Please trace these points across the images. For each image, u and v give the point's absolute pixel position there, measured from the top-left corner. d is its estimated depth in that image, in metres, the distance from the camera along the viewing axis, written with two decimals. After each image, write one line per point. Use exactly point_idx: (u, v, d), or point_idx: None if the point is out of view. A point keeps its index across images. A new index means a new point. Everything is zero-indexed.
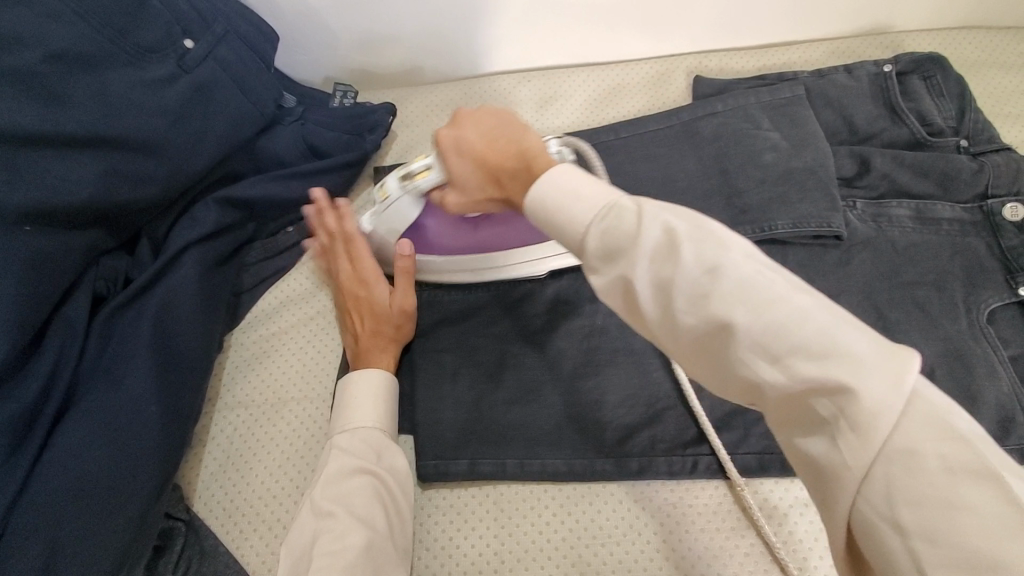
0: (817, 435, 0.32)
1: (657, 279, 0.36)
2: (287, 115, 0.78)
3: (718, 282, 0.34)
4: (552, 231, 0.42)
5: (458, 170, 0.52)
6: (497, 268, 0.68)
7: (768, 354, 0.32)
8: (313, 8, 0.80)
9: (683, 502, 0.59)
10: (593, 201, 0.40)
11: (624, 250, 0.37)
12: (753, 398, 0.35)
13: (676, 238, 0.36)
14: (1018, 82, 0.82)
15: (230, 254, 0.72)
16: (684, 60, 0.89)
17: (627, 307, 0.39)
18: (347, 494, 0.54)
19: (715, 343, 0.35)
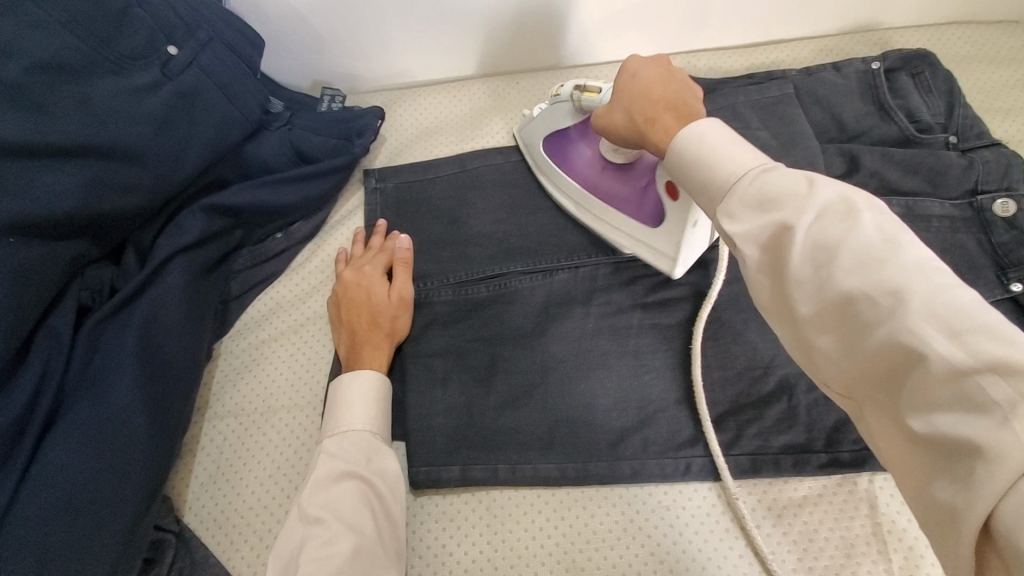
0: (974, 420, 0.27)
1: (814, 239, 0.34)
2: (275, 121, 0.77)
3: (900, 253, 0.32)
4: (699, 172, 0.42)
5: (619, 95, 0.54)
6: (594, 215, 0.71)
7: (942, 325, 0.29)
8: (300, 13, 0.79)
9: (677, 505, 0.59)
10: (755, 159, 0.40)
11: (785, 205, 0.36)
12: (891, 379, 0.31)
13: (855, 206, 0.34)
14: (1009, 77, 0.82)
15: (217, 261, 0.72)
16: (673, 61, 0.89)
17: (771, 265, 0.37)
18: (336, 497, 0.53)
19: (861, 306, 0.32)
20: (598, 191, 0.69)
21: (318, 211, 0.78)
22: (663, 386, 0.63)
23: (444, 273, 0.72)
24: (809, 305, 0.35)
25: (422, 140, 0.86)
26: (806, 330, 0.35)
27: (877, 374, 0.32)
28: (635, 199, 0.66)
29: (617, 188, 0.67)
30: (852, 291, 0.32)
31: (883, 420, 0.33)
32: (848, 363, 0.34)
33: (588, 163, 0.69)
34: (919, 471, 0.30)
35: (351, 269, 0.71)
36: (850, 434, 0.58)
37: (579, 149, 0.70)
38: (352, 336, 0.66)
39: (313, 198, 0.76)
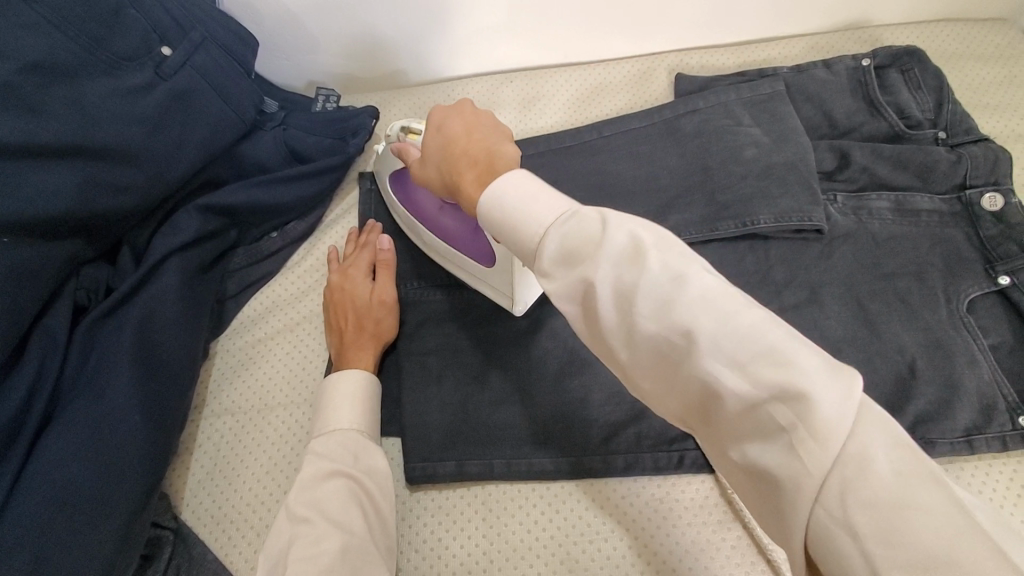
0: (769, 446, 0.31)
1: (621, 288, 0.35)
2: (269, 121, 0.78)
3: (684, 291, 0.34)
4: (506, 229, 0.41)
5: (428, 149, 0.54)
6: (439, 254, 0.70)
7: (729, 360, 0.32)
8: (293, 14, 0.80)
9: (670, 497, 0.59)
10: (551, 213, 0.39)
11: (586, 255, 0.37)
12: (706, 413, 0.35)
13: (642, 247, 0.35)
14: (996, 74, 0.83)
15: (213, 260, 0.72)
16: (666, 59, 0.89)
17: (586, 312, 0.38)
18: (324, 496, 0.52)
19: (670, 351, 0.34)
20: (439, 230, 0.68)
21: (313, 210, 0.79)
22: None
23: (439, 270, 0.72)
24: (628, 354, 0.37)
25: None
26: (634, 376, 0.37)
27: (696, 411, 0.35)
28: (466, 237, 0.66)
29: (450, 227, 0.67)
30: (658, 342, 0.35)
31: (710, 446, 0.37)
32: (670, 401, 0.37)
33: (428, 202, 0.69)
34: (749, 492, 0.35)
35: (338, 270, 0.71)
36: None
37: (416, 190, 0.70)
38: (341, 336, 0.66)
39: (307, 198, 0.77)
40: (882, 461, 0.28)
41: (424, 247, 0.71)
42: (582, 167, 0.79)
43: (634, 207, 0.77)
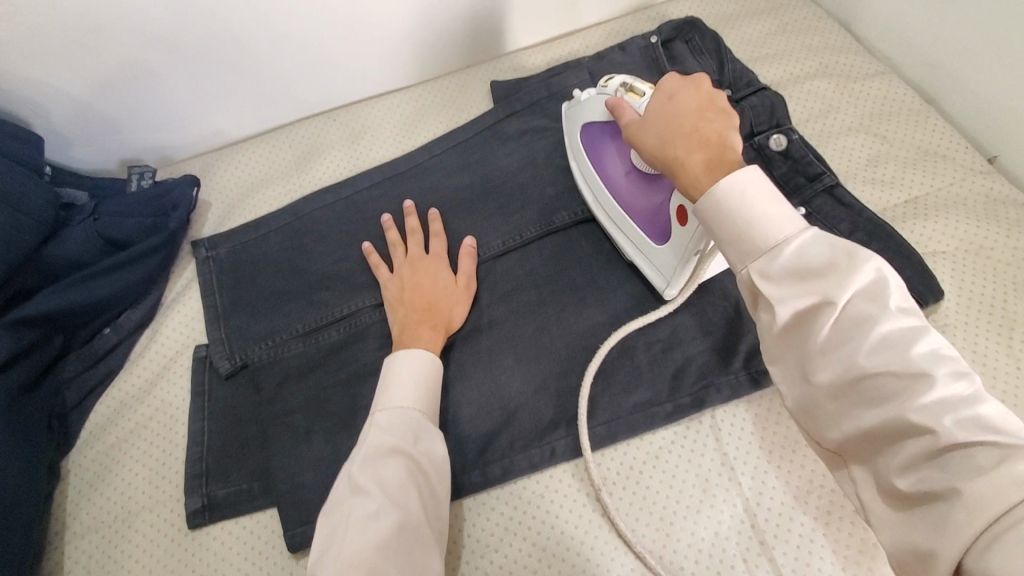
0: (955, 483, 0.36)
1: (841, 327, 0.41)
2: (78, 214, 0.73)
3: (919, 342, 0.39)
4: (736, 225, 0.46)
5: (648, 114, 0.54)
6: (612, 225, 0.70)
7: (943, 405, 0.37)
8: (83, 100, 0.77)
9: (549, 489, 0.61)
10: (797, 226, 0.45)
11: (822, 278, 0.42)
12: (886, 441, 0.40)
13: (886, 290, 0.41)
14: (771, 26, 0.91)
15: (39, 376, 0.67)
16: (481, 70, 0.92)
17: (793, 331, 0.44)
18: (384, 472, 0.51)
19: (880, 384, 0.40)
20: (617, 195, 0.68)
21: (147, 294, 0.75)
22: (519, 381, 0.65)
23: (292, 324, 0.71)
24: (829, 374, 0.42)
25: (251, 196, 0.84)
26: (816, 394, 0.43)
27: (877, 437, 0.41)
28: (645, 215, 0.66)
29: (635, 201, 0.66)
30: (865, 370, 0.40)
31: (873, 475, 0.42)
32: (846, 422, 0.42)
33: (616, 164, 0.68)
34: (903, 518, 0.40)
35: (406, 253, 0.72)
36: (686, 380, 0.63)
37: (608, 149, 0.69)
38: (410, 315, 0.66)
39: (136, 283, 0.73)
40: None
41: (597, 212, 0.71)
42: (419, 188, 0.79)
43: (476, 213, 0.76)
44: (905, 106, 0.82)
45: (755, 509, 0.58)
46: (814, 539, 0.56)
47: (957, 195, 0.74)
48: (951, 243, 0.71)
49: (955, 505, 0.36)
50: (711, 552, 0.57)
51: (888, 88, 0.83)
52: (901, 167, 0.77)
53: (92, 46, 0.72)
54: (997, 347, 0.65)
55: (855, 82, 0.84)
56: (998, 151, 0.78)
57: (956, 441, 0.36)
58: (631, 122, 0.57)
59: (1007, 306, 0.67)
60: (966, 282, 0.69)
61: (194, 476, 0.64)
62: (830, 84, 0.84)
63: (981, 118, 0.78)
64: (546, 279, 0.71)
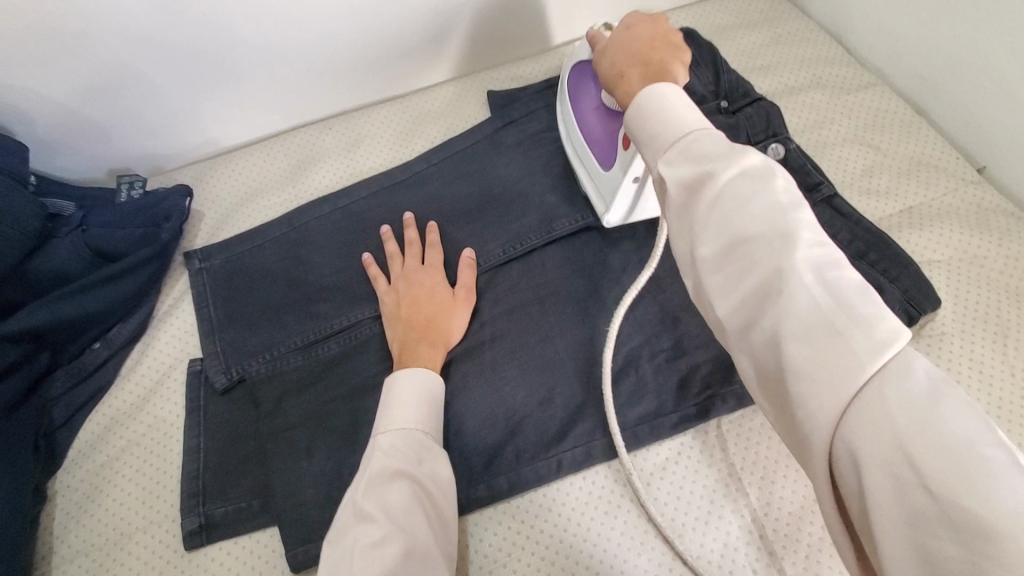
0: (817, 343, 0.34)
1: (728, 201, 0.39)
2: (64, 225, 0.71)
3: (796, 215, 0.37)
4: (653, 121, 0.44)
5: (609, 44, 0.54)
6: (573, 152, 0.74)
7: (815, 274, 0.36)
8: (70, 108, 0.75)
9: (557, 501, 0.61)
10: (700, 120, 0.43)
11: (714, 157, 0.40)
12: (755, 318, 0.37)
13: (772, 171, 0.39)
14: (764, 37, 0.93)
15: (25, 393, 0.65)
16: (477, 78, 0.92)
17: (682, 208, 0.41)
18: (390, 497, 0.50)
19: (756, 250, 0.37)
20: (584, 129, 0.71)
21: (139, 307, 0.73)
22: (523, 393, 0.65)
23: (290, 337, 0.70)
24: (711, 247, 0.39)
25: (245, 206, 0.82)
26: (699, 270, 0.40)
27: (742, 313, 0.38)
28: (601, 144, 0.69)
29: (595, 129, 0.70)
30: (745, 240, 0.38)
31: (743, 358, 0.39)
32: (721, 300, 0.39)
33: (590, 101, 0.71)
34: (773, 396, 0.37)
35: (403, 265, 0.71)
36: (691, 390, 0.63)
37: (588, 87, 0.72)
38: (409, 332, 0.65)
39: (127, 296, 0.71)
40: (941, 402, 0.31)
41: (566, 139, 0.75)
42: (418, 197, 0.78)
43: (476, 223, 0.76)
44: (896, 116, 0.83)
45: (763, 519, 0.58)
46: (823, 548, 0.57)
47: (948, 205, 0.76)
48: (945, 253, 0.72)
49: (813, 381, 0.34)
50: (720, 563, 0.57)
51: (878, 100, 0.85)
52: (895, 178, 0.78)
53: (79, 52, 0.71)
54: (993, 355, 0.66)
55: (848, 93, 0.86)
56: (987, 162, 0.79)
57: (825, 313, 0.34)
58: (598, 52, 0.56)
59: (1000, 314, 0.68)
60: (960, 291, 0.70)
61: (190, 496, 0.62)
62: (824, 95, 0.86)
63: (970, 130, 0.80)
64: (548, 289, 0.71)
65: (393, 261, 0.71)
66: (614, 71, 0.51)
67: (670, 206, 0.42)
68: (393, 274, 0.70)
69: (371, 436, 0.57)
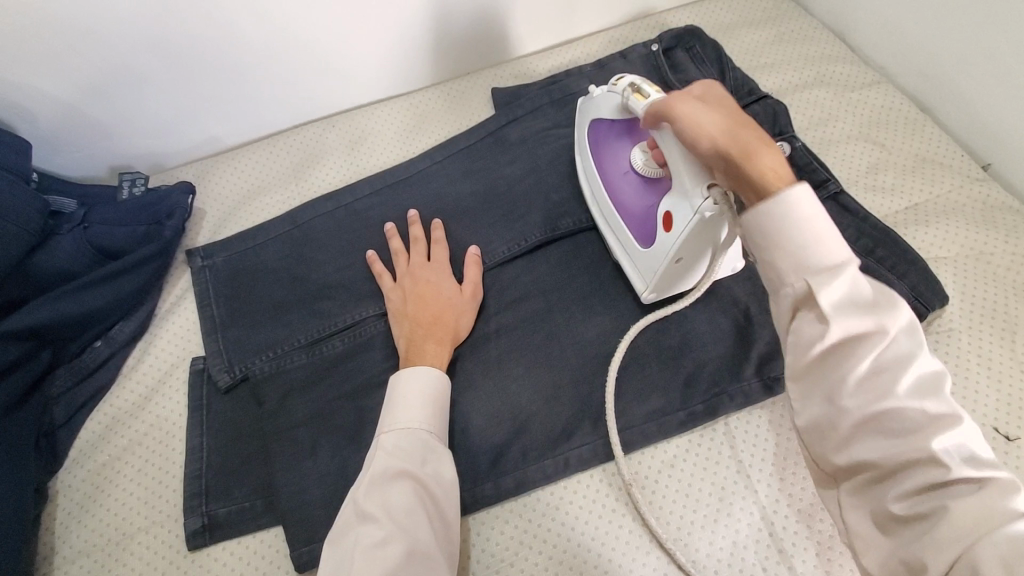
0: (955, 509, 0.34)
1: (879, 355, 0.38)
2: (66, 223, 0.70)
3: (942, 386, 0.37)
4: (798, 234, 0.41)
5: (687, 113, 0.50)
6: (605, 222, 0.70)
7: (958, 448, 0.36)
8: (71, 105, 0.75)
9: (564, 500, 0.60)
10: (842, 251, 0.41)
11: (868, 307, 0.39)
12: (892, 470, 0.37)
13: (920, 335, 0.39)
14: (767, 35, 0.93)
15: (26, 392, 0.64)
16: (481, 77, 0.92)
17: (824, 350, 0.39)
18: (392, 497, 0.50)
19: (905, 414, 0.37)
20: (615, 197, 0.67)
21: (141, 306, 0.72)
22: (530, 391, 0.64)
23: (293, 335, 0.69)
24: (858, 398, 0.38)
25: (247, 204, 0.82)
26: (834, 414, 0.39)
27: (872, 455, 0.37)
28: (639, 218, 0.64)
29: (630, 201, 0.65)
30: (895, 402, 0.37)
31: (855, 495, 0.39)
32: (856, 447, 0.38)
33: (620, 167, 0.66)
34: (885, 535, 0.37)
35: (408, 262, 0.70)
36: (699, 388, 0.63)
37: (615, 148, 0.67)
38: (415, 328, 0.64)
39: (129, 295, 0.70)
40: None
41: (595, 207, 0.71)
42: (422, 195, 0.78)
43: (480, 221, 0.75)
44: (901, 114, 0.83)
45: (772, 518, 0.58)
46: (833, 546, 0.56)
47: (954, 202, 0.75)
48: (951, 249, 0.72)
49: (950, 535, 0.34)
50: (730, 562, 0.56)
51: (883, 97, 0.85)
52: (900, 175, 0.78)
53: (80, 48, 0.70)
54: (1000, 351, 0.66)
55: (852, 90, 0.86)
56: (992, 159, 0.79)
57: (966, 478, 0.35)
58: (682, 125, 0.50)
59: (1007, 311, 0.68)
60: (967, 288, 0.70)
61: (193, 495, 0.62)
62: (828, 93, 0.86)
63: (974, 127, 0.80)
64: (554, 287, 0.70)
65: (399, 259, 0.71)
66: (732, 150, 0.45)
67: (801, 339, 0.40)
68: (399, 271, 0.69)
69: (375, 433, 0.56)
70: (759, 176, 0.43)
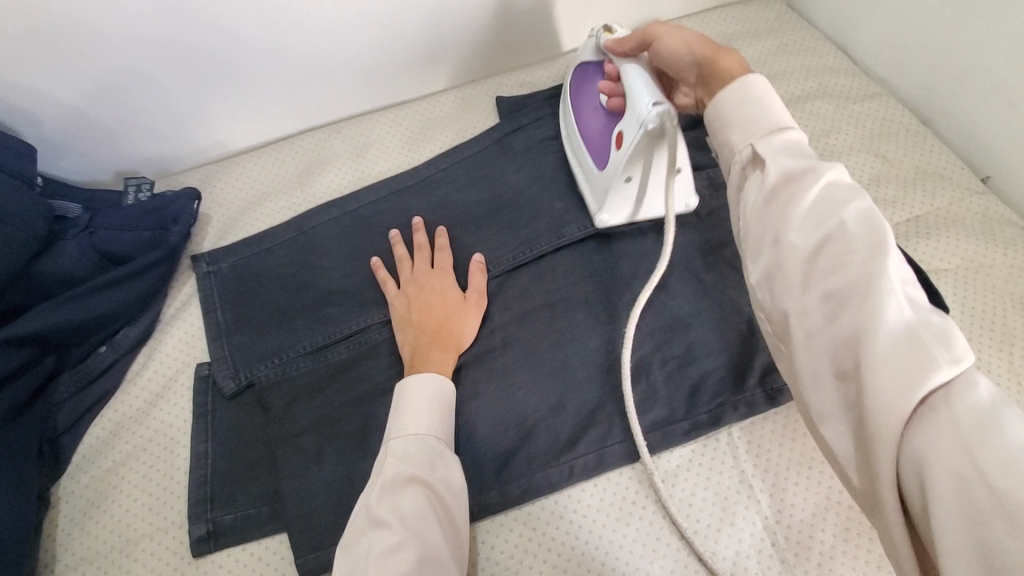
0: (893, 350, 0.37)
1: (829, 216, 0.43)
2: (71, 228, 0.70)
3: (886, 239, 0.40)
4: (747, 111, 0.49)
5: (662, 43, 0.62)
6: (571, 154, 0.77)
7: (904, 303, 0.38)
8: (77, 110, 0.75)
9: (568, 508, 0.60)
10: (781, 122, 0.48)
11: (813, 183, 0.44)
12: (844, 320, 0.40)
13: (867, 207, 0.42)
14: (770, 46, 0.94)
15: (30, 398, 0.64)
16: (486, 84, 0.92)
17: (778, 215, 0.45)
18: (404, 503, 0.50)
19: (846, 268, 0.40)
20: (581, 128, 0.74)
21: (146, 311, 0.72)
22: (535, 399, 0.64)
23: (299, 341, 0.69)
24: (799, 235, 0.43)
25: (253, 209, 0.82)
26: (781, 255, 0.44)
27: (816, 305, 0.42)
28: (597, 145, 0.72)
29: (592, 129, 0.73)
30: (831, 242, 0.42)
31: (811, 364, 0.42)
32: (810, 303, 0.42)
33: (591, 102, 0.74)
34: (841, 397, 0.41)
35: (413, 269, 0.71)
36: (702, 397, 0.64)
37: (589, 86, 0.75)
38: (419, 336, 0.65)
39: (134, 300, 0.70)
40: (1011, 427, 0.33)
41: (565, 140, 0.79)
42: (426, 202, 0.78)
43: (484, 229, 0.76)
44: (902, 125, 0.84)
45: (775, 527, 0.58)
46: (835, 556, 0.56)
47: (954, 214, 0.76)
48: (952, 261, 0.73)
49: (882, 381, 0.37)
50: (734, 571, 0.57)
51: (883, 109, 0.86)
52: (900, 187, 0.79)
53: (88, 53, 0.70)
54: (999, 363, 0.66)
55: (853, 102, 0.87)
56: (991, 171, 0.80)
57: (904, 328, 0.37)
58: (665, 53, 0.62)
59: (1006, 323, 0.69)
60: (966, 299, 0.70)
61: (198, 502, 0.62)
62: (830, 104, 0.87)
63: (973, 140, 0.81)
64: (558, 295, 0.71)
65: (403, 265, 0.71)
66: (704, 56, 0.57)
67: (750, 191, 0.47)
68: (404, 278, 0.70)
69: (384, 439, 0.57)
70: (730, 68, 0.55)
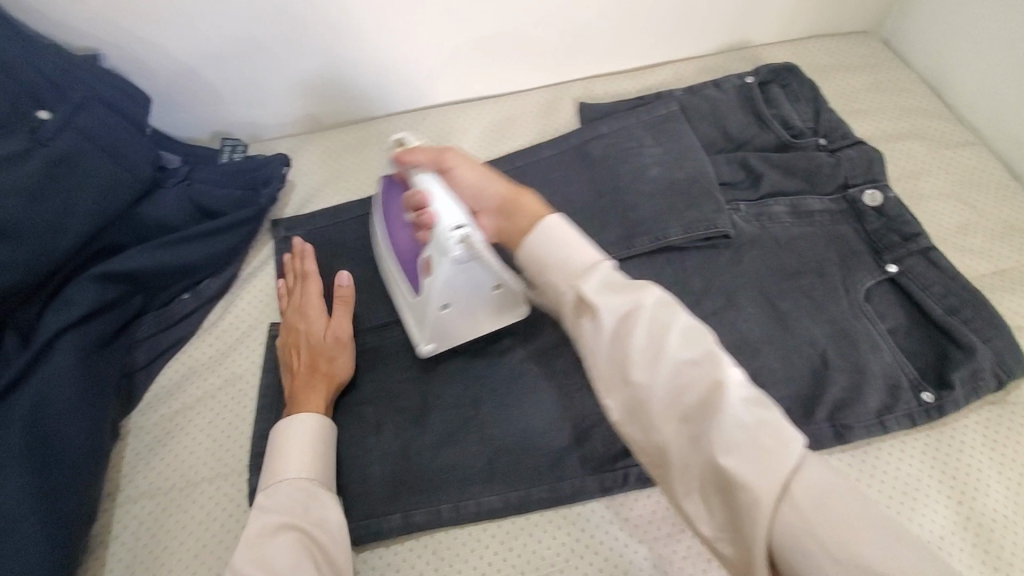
0: (732, 453, 0.38)
1: (653, 329, 0.43)
2: (171, 177, 0.74)
3: (672, 340, 0.42)
4: (558, 257, 0.48)
5: (474, 185, 0.59)
6: (393, 282, 0.69)
7: (735, 402, 0.40)
8: (186, 66, 0.78)
9: (619, 515, 0.60)
10: (595, 254, 0.48)
11: (627, 291, 0.45)
12: (675, 419, 0.41)
13: (668, 310, 0.44)
14: (864, 82, 0.92)
15: (114, 333, 0.67)
16: (570, 88, 0.93)
17: (614, 361, 0.43)
18: (271, 553, 0.49)
19: (683, 392, 0.41)
20: (397, 250, 0.67)
21: (226, 266, 0.75)
22: (594, 401, 0.64)
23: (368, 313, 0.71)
24: (644, 374, 0.42)
25: (335, 182, 0.84)
26: (633, 394, 0.42)
27: (671, 426, 0.41)
28: (409, 262, 0.65)
29: (405, 246, 0.66)
30: (676, 371, 0.42)
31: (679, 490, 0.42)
32: (648, 431, 0.42)
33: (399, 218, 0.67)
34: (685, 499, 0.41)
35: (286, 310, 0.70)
36: None
37: (394, 199, 0.67)
38: (294, 379, 0.64)
39: (220, 254, 0.73)
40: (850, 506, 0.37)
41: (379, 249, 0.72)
42: None
43: None
44: (995, 177, 0.81)
45: None
46: None
47: None
48: None
49: (749, 498, 0.37)
50: None
51: (977, 158, 0.83)
52: (989, 239, 0.76)
53: (206, 17, 0.74)
54: None
55: (945, 148, 0.85)
56: None
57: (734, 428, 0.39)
58: (466, 187, 0.59)
59: None
60: None
61: (259, 454, 0.63)
62: (922, 145, 0.85)
63: None
64: None
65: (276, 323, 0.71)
66: (511, 202, 0.55)
67: (586, 335, 0.45)
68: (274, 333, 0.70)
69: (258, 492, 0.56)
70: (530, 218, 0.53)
